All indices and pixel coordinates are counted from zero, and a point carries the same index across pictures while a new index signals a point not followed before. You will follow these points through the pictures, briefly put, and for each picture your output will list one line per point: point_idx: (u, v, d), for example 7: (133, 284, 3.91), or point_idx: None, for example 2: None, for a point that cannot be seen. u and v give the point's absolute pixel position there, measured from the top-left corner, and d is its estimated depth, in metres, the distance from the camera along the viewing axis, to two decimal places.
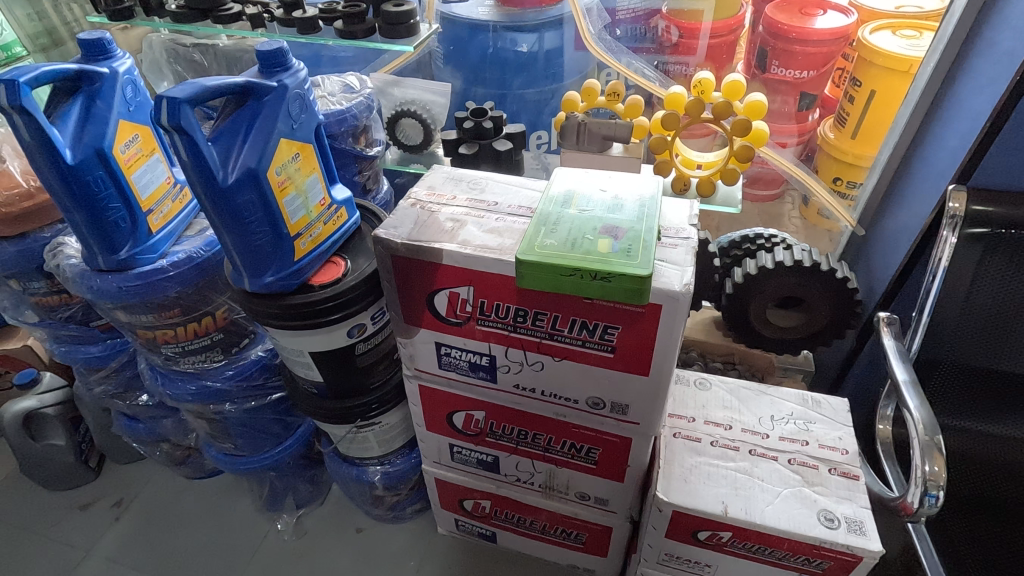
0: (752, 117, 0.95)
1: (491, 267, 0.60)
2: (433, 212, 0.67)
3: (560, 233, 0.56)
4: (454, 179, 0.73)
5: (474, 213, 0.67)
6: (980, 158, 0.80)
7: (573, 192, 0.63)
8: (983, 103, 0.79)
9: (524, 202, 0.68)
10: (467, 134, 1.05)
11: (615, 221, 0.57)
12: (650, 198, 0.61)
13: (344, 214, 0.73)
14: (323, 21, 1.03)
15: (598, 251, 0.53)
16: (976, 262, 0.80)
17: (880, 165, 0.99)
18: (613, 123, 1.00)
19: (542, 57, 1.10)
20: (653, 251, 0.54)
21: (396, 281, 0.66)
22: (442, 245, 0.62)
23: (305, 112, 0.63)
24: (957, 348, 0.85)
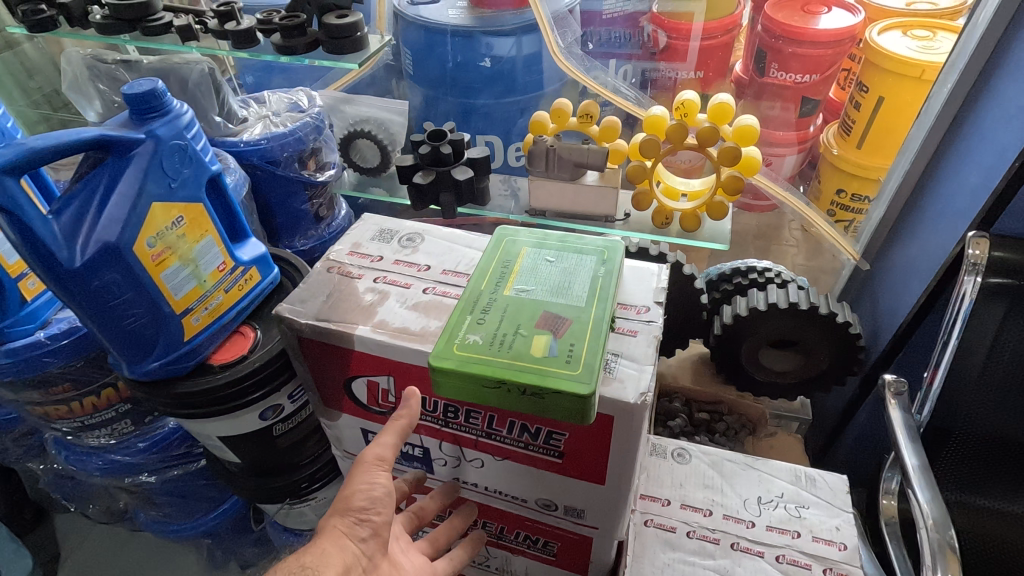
0: (743, 144, 0.84)
1: (411, 358, 0.49)
2: (352, 280, 0.56)
3: (485, 326, 0.45)
4: (386, 233, 0.62)
5: (400, 280, 0.56)
6: (1007, 200, 0.68)
7: (514, 262, 0.52)
8: (1012, 135, 0.67)
9: (462, 263, 0.58)
10: (424, 160, 0.93)
11: (556, 307, 0.46)
12: (606, 270, 0.50)
13: (257, 274, 0.62)
14: (260, 32, 0.92)
15: (530, 355, 0.42)
16: (999, 321, 0.68)
17: (888, 196, 0.87)
18: (585, 149, 0.88)
19: (521, 64, 0.99)
20: (601, 352, 0.43)
21: (308, 363, 0.56)
22: (354, 326, 0.51)
23: (191, 164, 0.52)
24: (975, 418, 0.73)
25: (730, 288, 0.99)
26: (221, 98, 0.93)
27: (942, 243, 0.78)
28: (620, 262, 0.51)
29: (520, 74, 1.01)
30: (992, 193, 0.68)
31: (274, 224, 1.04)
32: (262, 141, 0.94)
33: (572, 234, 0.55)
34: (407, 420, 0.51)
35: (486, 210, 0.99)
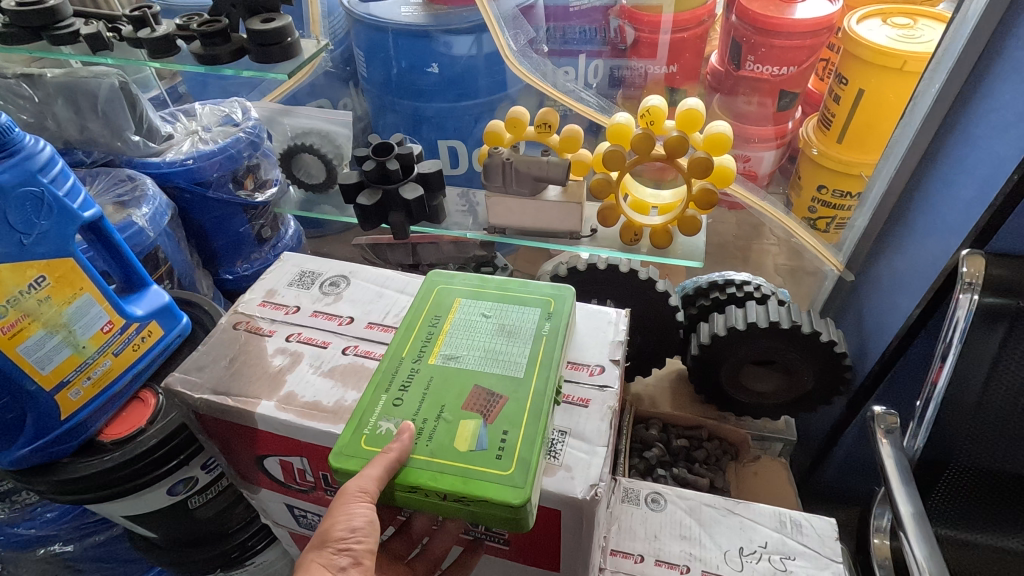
0: (715, 152, 0.76)
1: (321, 438, 0.44)
2: (261, 338, 0.50)
3: (411, 410, 0.43)
4: (306, 277, 0.55)
5: (317, 338, 0.50)
6: (1006, 216, 0.61)
7: (448, 320, 0.50)
8: (1009, 146, 0.60)
9: (391, 316, 0.52)
10: (369, 177, 0.84)
11: (491, 380, 0.45)
12: (549, 328, 0.48)
13: (159, 328, 0.62)
14: (180, 39, 0.82)
15: (456, 450, 0.41)
16: (998, 349, 0.62)
17: (874, 201, 0.80)
18: (545, 162, 0.81)
19: (482, 63, 0.92)
20: (535, 443, 0.41)
21: (214, 439, 0.49)
22: (259, 400, 0.45)
23: (49, 215, 0.52)
24: (970, 450, 0.67)
25: (707, 302, 0.93)
26: (138, 113, 0.84)
27: (932, 259, 0.72)
28: (567, 315, 0.50)
29: (482, 78, 0.94)
30: (990, 209, 0.61)
31: (212, 248, 0.95)
32: (191, 161, 0.85)
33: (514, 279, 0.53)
34: (399, 451, 0.40)
35: (443, 229, 0.91)
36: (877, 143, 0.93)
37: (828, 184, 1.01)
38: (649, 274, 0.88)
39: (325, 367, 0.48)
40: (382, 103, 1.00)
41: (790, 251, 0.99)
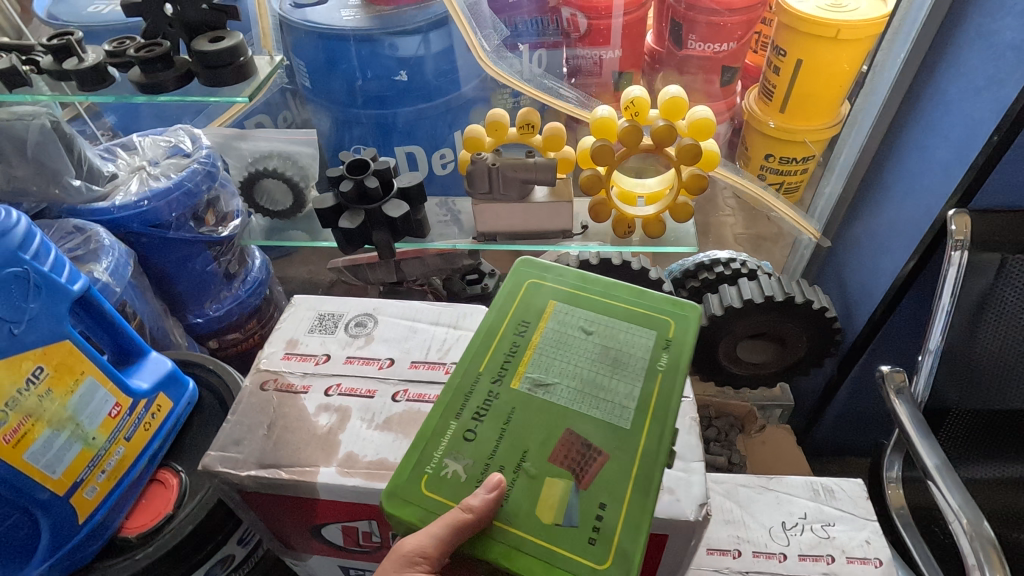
0: (700, 138, 0.77)
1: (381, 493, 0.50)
2: (297, 395, 0.55)
3: (489, 452, 0.47)
4: (328, 322, 0.61)
5: (360, 387, 0.56)
6: (987, 174, 0.64)
7: (540, 332, 0.53)
8: (983, 109, 0.63)
9: (428, 352, 0.58)
10: (348, 199, 0.79)
11: (593, 432, 0.47)
12: (664, 364, 0.51)
13: (166, 400, 0.68)
14: (114, 67, 0.73)
15: (544, 525, 0.44)
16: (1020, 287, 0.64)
17: (845, 168, 0.84)
18: (532, 164, 0.79)
19: (431, 63, 0.88)
20: (628, 527, 0.44)
21: (266, 513, 0.54)
22: (317, 467, 0.50)
23: (37, 300, 0.54)
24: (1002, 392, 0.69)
25: (697, 284, 0.94)
26: (77, 154, 0.75)
27: (912, 219, 0.76)
28: (686, 349, 0.52)
29: (432, 76, 0.90)
30: (972, 169, 0.65)
31: (176, 293, 0.87)
32: (142, 202, 0.76)
33: (630, 289, 0.55)
34: (475, 513, 0.42)
35: (427, 242, 0.88)
36: (818, 107, 0.92)
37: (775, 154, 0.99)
38: (639, 262, 0.90)
39: (378, 418, 0.53)
40: (341, 116, 0.94)
41: None
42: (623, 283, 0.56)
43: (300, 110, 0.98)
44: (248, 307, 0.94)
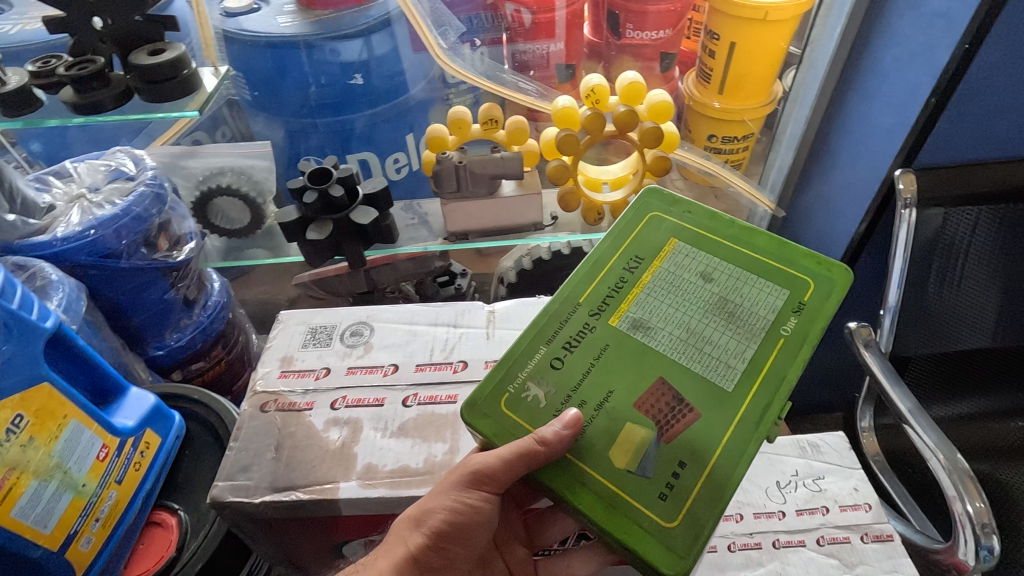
0: (660, 121, 0.79)
1: (407, 500, 0.50)
2: (302, 412, 0.55)
3: (573, 384, 0.51)
4: (316, 334, 0.62)
5: (368, 397, 0.57)
6: (927, 134, 0.69)
7: (651, 269, 0.55)
8: (919, 74, 0.68)
9: (433, 353, 0.60)
10: (313, 210, 0.76)
11: (687, 386, 0.49)
12: (789, 330, 0.50)
13: (155, 436, 0.66)
14: (40, 89, 0.68)
15: (612, 469, 0.48)
16: (970, 224, 0.69)
17: (794, 138, 0.86)
18: (499, 158, 0.78)
19: (375, 66, 0.86)
20: (705, 490, 0.47)
21: (286, 532, 0.55)
22: (337, 483, 0.50)
23: (8, 341, 0.51)
24: (972, 332, 0.75)
25: None
26: (8, 186, 0.69)
27: (864, 182, 0.80)
28: (820, 318, 0.50)
29: (376, 78, 0.88)
30: (913, 128, 0.70)
31: (131, 325, 0.82)
32: (86, 231, 0.70)
33: (772, 245, 0.54)
34: (548, 448, 0.46)
35: (397, 247, 0.86)
36: (757, 87, 0.85)
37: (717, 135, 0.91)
38: None
39: (393, 425, 0.55)
40: (293, 128, 0.91)
41: None
42: (766, 236, 0.54)
43: (239, 122, 0.94)
44: (211, 333, 0.90)
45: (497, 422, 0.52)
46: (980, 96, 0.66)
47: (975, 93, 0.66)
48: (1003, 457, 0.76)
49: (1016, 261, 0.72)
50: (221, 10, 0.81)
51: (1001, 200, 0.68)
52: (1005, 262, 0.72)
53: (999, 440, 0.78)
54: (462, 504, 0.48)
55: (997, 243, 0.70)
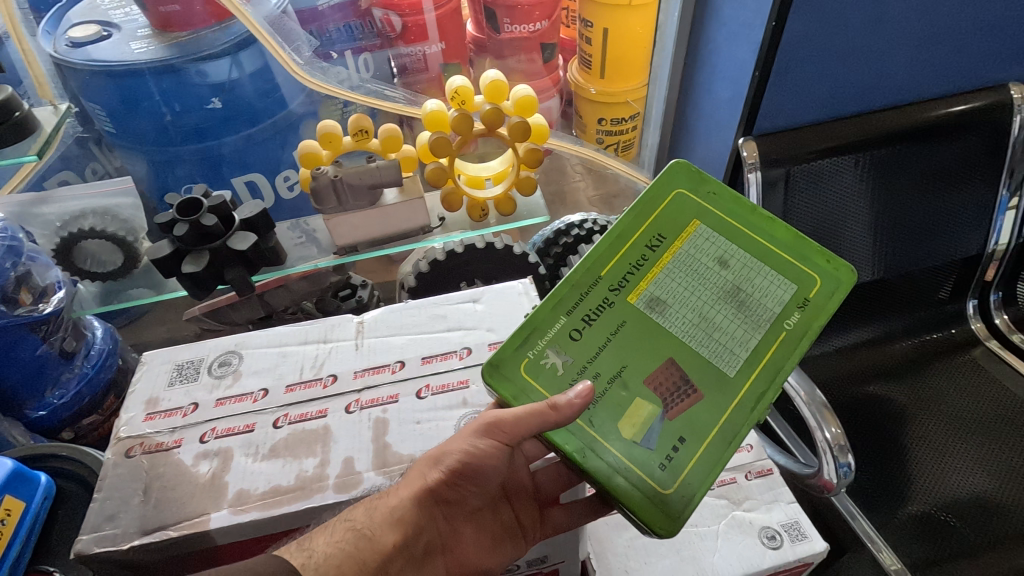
0: (526, 115, 0.82)
1: (291, 520, 0.49)
2: (170, 451, 0.53)
3: (590, 356, 0.53)
4: (181, 370, 0.59)
5: (237, 425, 0.55)
6: (758, 106, 0.75)
7: (672, 248, 0.55)
8: (745, 51, 0.74)
9: (303, 372, 0.59)
10: (184, 242, 0.74)
11: (693, 369, 0.52)
12: (792, 325, 0.52)
13: (20, 500, 0.63)
14: None
15: (622, 439, 0.52)
16: (854, 173, 0.77)
17: (656, 117, 0.98)
18: (375, 167, 0.79)
19: (247, 85, 0.84)
20: (696, 465, 0.51)
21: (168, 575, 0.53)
22: (207, 515, 0.48)
23: None
24: (865, 266, 0.86)
25: (559, 249, 0.98)
26: None
27: (719, 152, 0.87)
28: (823, 314, 0.52)
29: (238, 97, 0.85)
30: (747, 102, 0.74)
31: (4, 386, 0.77)
32: None
33: (791, 239, 0.54)
34: (558, 416, 0.48)
35: (287, 268, 0.86)
36: (635, 67, 0.90)
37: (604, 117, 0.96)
38: (503, 242, 0.89)
39: (263, 449, 0.53)
40: (159, 157, 0.87)
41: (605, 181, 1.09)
42: (791, 231, 0.54)
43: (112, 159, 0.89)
44: (98, 385, 0.84)
45: (517, 385, 0.54)
46: (799, 67, 0.72)
47: (793, 65, 0.71)
48: (889, 376, 0.92)
49: (894, 204, 0.83)
50: (66, 41, 0.77)
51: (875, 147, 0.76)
52: (882, 204, 0.82)
53: (883, 364, 0.94)
54: (475, 450, 0.51)
55: (881, 186, 0.80)
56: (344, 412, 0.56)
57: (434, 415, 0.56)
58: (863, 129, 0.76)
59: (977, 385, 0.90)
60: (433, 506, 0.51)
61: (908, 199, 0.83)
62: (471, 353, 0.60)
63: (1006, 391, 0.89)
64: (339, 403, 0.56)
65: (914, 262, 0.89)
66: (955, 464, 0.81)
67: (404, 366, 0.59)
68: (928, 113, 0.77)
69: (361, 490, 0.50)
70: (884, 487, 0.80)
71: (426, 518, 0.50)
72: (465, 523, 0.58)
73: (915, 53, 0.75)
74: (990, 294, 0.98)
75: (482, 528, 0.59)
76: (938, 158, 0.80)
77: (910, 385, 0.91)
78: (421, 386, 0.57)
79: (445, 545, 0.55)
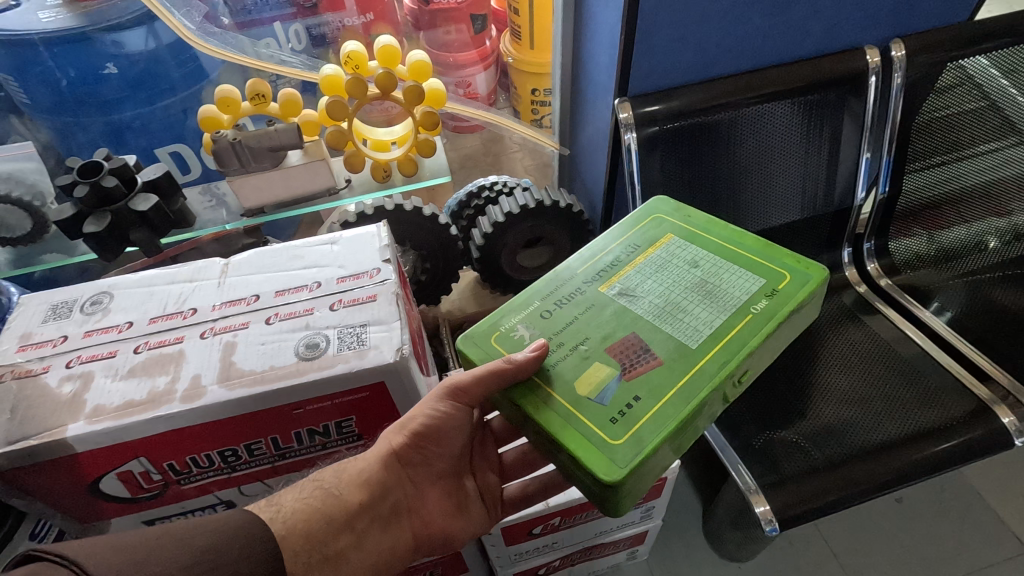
0: (420, 80, 0.87)
1: (146, 431, 0.52)
2: (38, 376, 0.55)
3: (558, 326, 0.60)
4: (58, 309, 0.62)
5: (101, 352, 0.57)
6: (628, 68, 0.81)
7: (645, 253, 0.67)
8: (612, 15, 0.79)
9: (167, 307, 0.61)
10: (87, 204, 0.77)
11: (656, 342, 0.57)
12: (759, 308, 0.58)
13: None
14: None
15: (577, 395, 0.55)
16: (787, 116, 0.89)
17: (559, 85, 1.02)
18: (273, 130, 0.82)
19: (145, 62, 0.88)
20: (647, 419, 0.52)
21: (34, 494, 0.54)
22: (65, 425, 0.51)
23: None
24: (782, 193, 0.96)
25: (472, 211, 1.06)
26: None
27: (604, 113, 0.93)
28: (789, 301, 0.58)
29: (132, 70, 0.88)
30: (618, 64, 0.80)
31: None
32: None
33: (755, 249, 0.65)
34: (512, 364, 0.55)
35: (197, 230, 0.90)
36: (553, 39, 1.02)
37: (536, 88, 1.10)
38: (412, 204, 0.95)
39: (123, 370, 0.55)
40: (60, 129, 0.90)
41: (531, 151, 1.15)
42: (754, 240, 0.66)
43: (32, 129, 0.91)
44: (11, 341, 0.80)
45: (485, 351, 0.60)
46: (658, 31, 0.77)
47: (653, 29, 0.77)
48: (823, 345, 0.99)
49: (812, 145, 0.93)
50: None
51: (804, 92, 0.87)
52: (802, 145, 0.92)
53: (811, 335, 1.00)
54: (436, 413, 0.59)
55: (807, 127, 0.91)
56: (198, 337, 0.58)
57: (278, 336, 0.57)
58: (731, 91, 0.85)
59: (871, 348, 0.97)
60: (400, 469, 0.60)
61: (826, 141, 0.93)
62: (320, 286, 0.62)
63: (893, 351, 0.96)
64: (195, 331, 0.59)
65: (833, 196, 1.00)
66: (885, 422, 0.85)
67: (259, 299, 0.61)
68: (807, 71, 0.86)
69: (204, 402, 0.52)
70: (759, 418, 0.89)
71: (392, 479, 0.59)
72: (432, 487, 0.64)
73: (773, 16, 0.81)
74: (864, 243, 1.11)
75: (448, 493, 0.66)
76: (867, 112, 0.91)
77: (849, 349, 0.97)
78: (270, 313, 0.59)
79: (411, 505, 0.62)
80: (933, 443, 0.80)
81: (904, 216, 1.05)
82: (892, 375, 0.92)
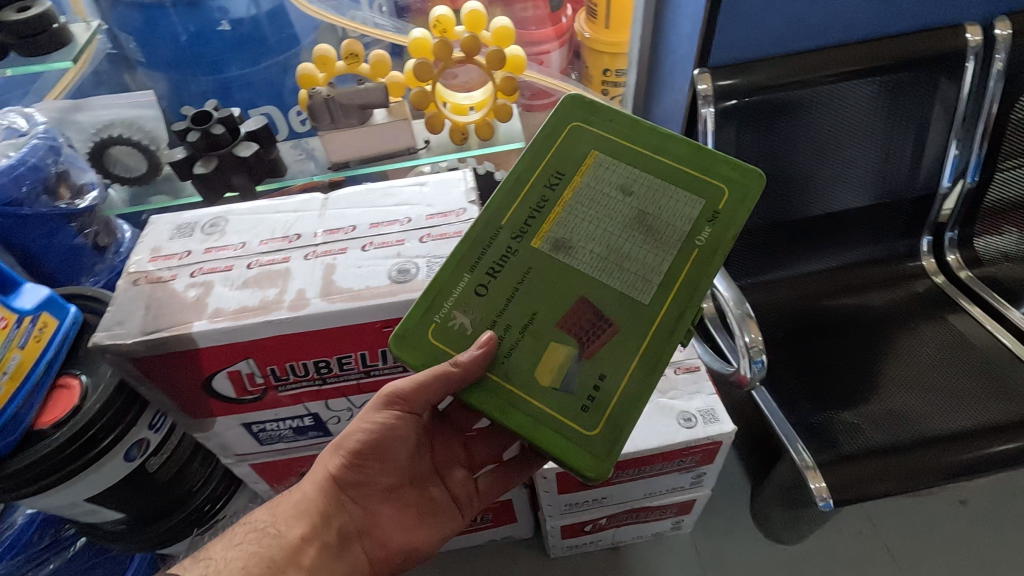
0: (503, 45, 0.90)
1: (259, 332, 0.60)
2: (166, 282, 0.63)
3: (497, 307, 0.57)
4: (182, 228, 0.69)
5: (219, 266, 0.64)
6: (711, 36, 0.81)
7: (571, 186, 0.59)
8: None
9: (275, 232, 0.68)
10: (198, 149, 0.86)
11: (605, 306, 0.56)
12: (703, 239, 0.56)
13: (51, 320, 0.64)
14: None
15: (540, 386, 0.55)
16: (872, 96, 0.87)
17: (635, 58, 1.02)
18: (364, 88, 0.87)
19: (253, 23, 0.94)
20: (617, 403, 0.55)
21: (159, 379, 0.64)
22: (190, 322, 0.59)
23: None
24: (862, 172, 0.94)
25: None
26: None
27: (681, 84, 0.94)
28: (731, 224, 0.57)
29: (240, 29, 0.93)
30: (701, 31, 0.81)
31: (46, 273, 0.89)
32: None
33: (679, 154, 0.59)
34: (461, 370, 0.53)
35: (287, 179, 0.96)
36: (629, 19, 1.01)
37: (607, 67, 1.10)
38: (486, 169, 0.95)
39: (237, 280, 0.63)
40: (177, 83, 0.99)
41: None
42: (682, 143, 0.60)
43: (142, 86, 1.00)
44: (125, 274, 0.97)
45: (427, 351, 0.57)
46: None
47: None
48: (828, 368, 0.93)
49: (892, 123, 0.90)
50: None
51: (890, 71, 0.84)
52: (884, 125, 0.90)
53: (819, 354, 0.96)
54: (369, 429, 0.61)
55: (888, 103, 0.88)
56: (303, 258, 0.64)
57: (372, 261, 0.64)
58: (815, 66, 0.83)
59: (937, 347, 0.93)
60: (339, 492, 0.63)
61: (909, 121, 0.90)
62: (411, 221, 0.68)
63: (963, 345, 0.93)
64: (299, 253, 0.65)
65: (915, 181, 0.96)
66: (939, 417, 0.82)
67: (356, 229, 0.67)
68: (896, 48, 0.83)
69: (308, 311, 0.59)
70: (816, 399, 0.88)
71: (332, 504, 0.62)
72: (385, 505, 0.67)
73: None
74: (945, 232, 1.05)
75: (407, 506, 0.69)
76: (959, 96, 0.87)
77: (854, 365, 0.92)
78: (365, 241, 0.66)
79: (364, 529, 0.64)
80: (1004, 440, 0.77)
81: (994, 211, 1.00)
82: (951, 375, 0.88)
